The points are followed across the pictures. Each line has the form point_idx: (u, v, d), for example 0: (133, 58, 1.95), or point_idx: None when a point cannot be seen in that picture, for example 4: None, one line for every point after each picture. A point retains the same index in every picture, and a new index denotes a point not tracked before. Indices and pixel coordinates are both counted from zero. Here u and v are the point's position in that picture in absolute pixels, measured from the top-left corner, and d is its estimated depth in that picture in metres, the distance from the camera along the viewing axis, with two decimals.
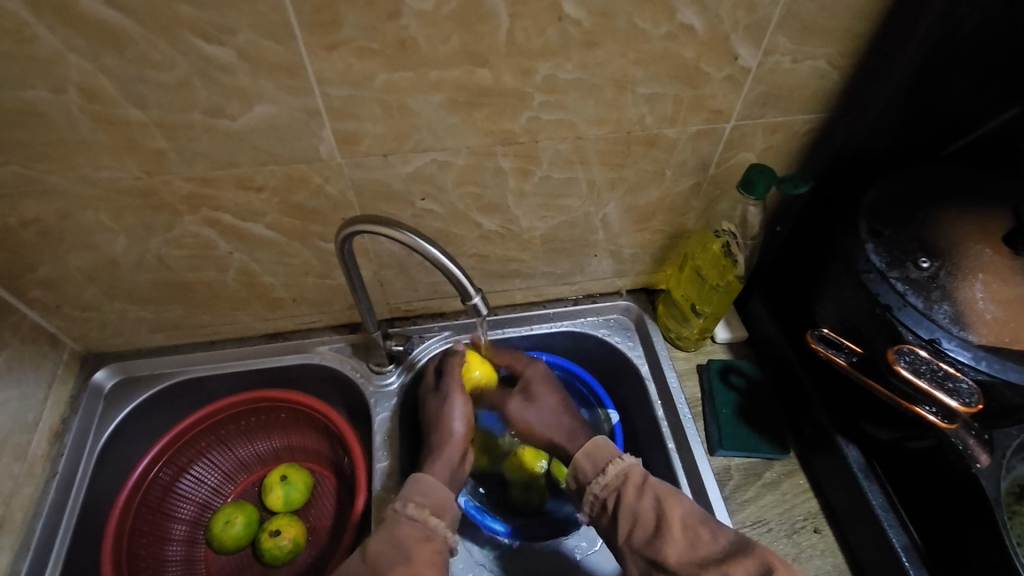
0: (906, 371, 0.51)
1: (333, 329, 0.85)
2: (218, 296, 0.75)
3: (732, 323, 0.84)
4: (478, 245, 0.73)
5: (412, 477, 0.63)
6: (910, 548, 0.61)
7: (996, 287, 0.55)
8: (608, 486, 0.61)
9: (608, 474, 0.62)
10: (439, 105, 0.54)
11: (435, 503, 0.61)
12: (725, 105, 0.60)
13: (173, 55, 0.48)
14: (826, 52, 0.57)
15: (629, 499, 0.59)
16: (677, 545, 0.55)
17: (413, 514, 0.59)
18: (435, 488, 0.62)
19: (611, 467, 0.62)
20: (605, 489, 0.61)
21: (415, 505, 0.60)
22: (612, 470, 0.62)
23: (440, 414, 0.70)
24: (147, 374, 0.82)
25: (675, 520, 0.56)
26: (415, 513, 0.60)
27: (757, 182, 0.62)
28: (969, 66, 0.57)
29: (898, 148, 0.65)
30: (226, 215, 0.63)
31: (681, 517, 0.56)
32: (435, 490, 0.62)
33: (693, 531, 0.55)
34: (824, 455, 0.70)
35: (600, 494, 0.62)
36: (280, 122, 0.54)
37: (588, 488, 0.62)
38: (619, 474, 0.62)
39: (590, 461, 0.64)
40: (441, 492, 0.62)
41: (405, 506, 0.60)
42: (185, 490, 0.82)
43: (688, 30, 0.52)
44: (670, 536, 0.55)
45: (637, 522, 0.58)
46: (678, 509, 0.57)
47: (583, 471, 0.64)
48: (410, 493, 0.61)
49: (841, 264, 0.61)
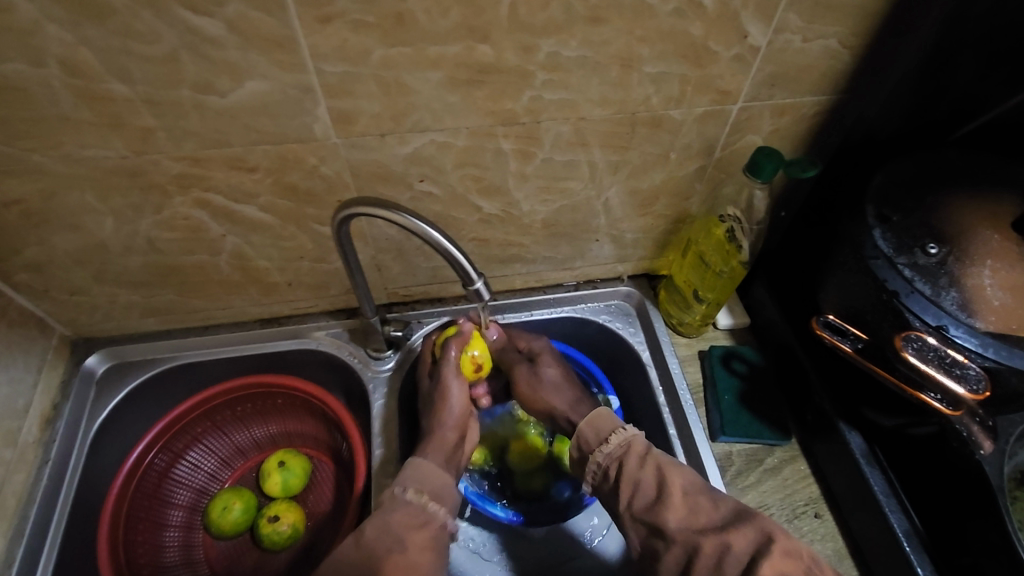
0: (913, 358, 0.51)
1: (329, 314, 0.84)
2: (211, 280, 0.73)
3: (734, 309, 0.83)
4: (478, 229, 0.72)
5: (408, 461, 0.63)
6: (911, 533, 0.60)
7: (1005, 273, 0.54)
8: (610, 455, 0.61)
9: (611, 443, 0.61)
10: (438, 83, 0.53)
11: (433, 489, 0.61)
12: (733, 86, 0.58)
13: (158, 27, 0.46)
14: (836, 31, 0.55)
15: (629, 468, 0.58)
16: (677, 510, 0.54)
17: (412, 498, 0.59)
18: (434, 475, 0.62)
19: (614, 437, 0.62)
20: (608, 457, 0.61)
21: (413, 490, 0.60)
22: (613, 441, 0.61)
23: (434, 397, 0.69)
24: (140, 359, 0.81)
25: (676, 487, 0.56)
26: (413, 498, 0.59)
27: (765, 165, 0.61)
28: (983, 47, 0.56)
29: (907, 131, 0.64)
30: (218, 196, 0.61)
31: (682, 484, 0.56)
32: (433, 475, 0.62)
33: (695, 500, 0.55)
34: (826, 441, 0.69)
35: (602, 463, 0.61)
36: (272, 99, 0.52)
37: (591, 457, 0.62)
38: (623, 443, 0.61)
39: (593, 431, 0.64)
40: (439, 478, 0.62)
41: (403, 491, 0.59)
42: (182, 476, 0.81)
43: (697, 6, 0.50)
44: (669, 503, 0.55)
45: (637, 490, 0.57)
46: (679, 476, 0.56)
47: (588, 443, 0.63)
48: (407, 479, 0.61)
49: (847, 250, 0.59)
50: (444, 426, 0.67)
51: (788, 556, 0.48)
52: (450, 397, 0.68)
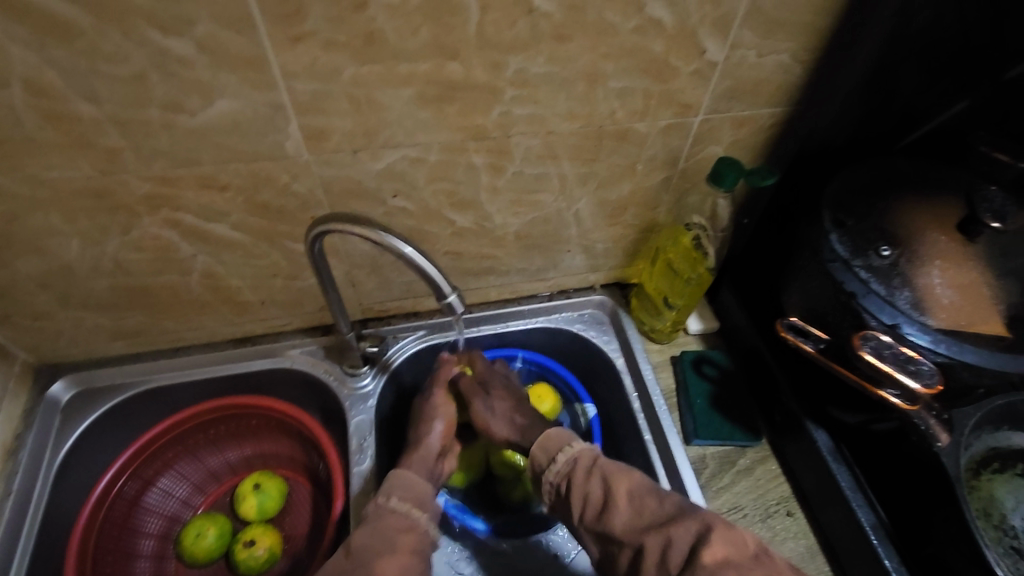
0: (870, 356, 0.53)
1: (303, 332, 0.83)
2: (181, 301, 0.72)
3: (703, 314, 0.85)
4: (451, 243, 0.72)
5: (391, 474, 0.63)
6: (877, 526, 0.62)
7: (953, 273, 0.57)
8: (559, 473, 0.61)
9: (558, 461, 0.62)
10: (409, 100, 0.54)
11: (415, 496, 0.60)
12: (694, 99, 0.61)
13: (127, 48, 0.46)
14: (788, 47, 0.58)
15: (578, 481, 0.59)
16: (623, 514, 0.55)
17: (396, 506, 0.59)
18: (418, 483, 0.62)
19: (560, 455, 0.62)
20: (559, 475, 0.61)
21: (397, 498, 0.59)
22: (561, 458, 0.62)
23: (422, 416, 0.71)
24: (108, 385, 0.79)
25: (620, 492, 0.56)
26: (397, 505, 0.59)
27: (726, 175, 0.63)
28: (922, 60, 0.60)
29: (858, 140, 0.67)
30: (188, 215, 0.61)
31: (626, 488, 0.56)
32: (415, 484, 0.62)
33: (640, 500, 0.55)
34: (794, 440, 0.71)
35: (554, 483, 0.62)
36: (243, 117, 0.52)
37: (543, 478, 0.63)
38: (569, 460, 0.61)
39: (543, 451, 0.64)
40: (421, 487, 0.62)
41: (387, 500, 0.59)
42: (152, 504, 0.79)
43: (656, 24, 0.52)
44: (616, 508, 0.55)
45: (587, 502, 0.58)
46: (625, 481, 0.57)
47: (539, 463, 0.64)
48: (390, 488, 0.61)
49: (807, 254, 0.63)
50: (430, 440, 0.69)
51: (728, 545, 0.48)
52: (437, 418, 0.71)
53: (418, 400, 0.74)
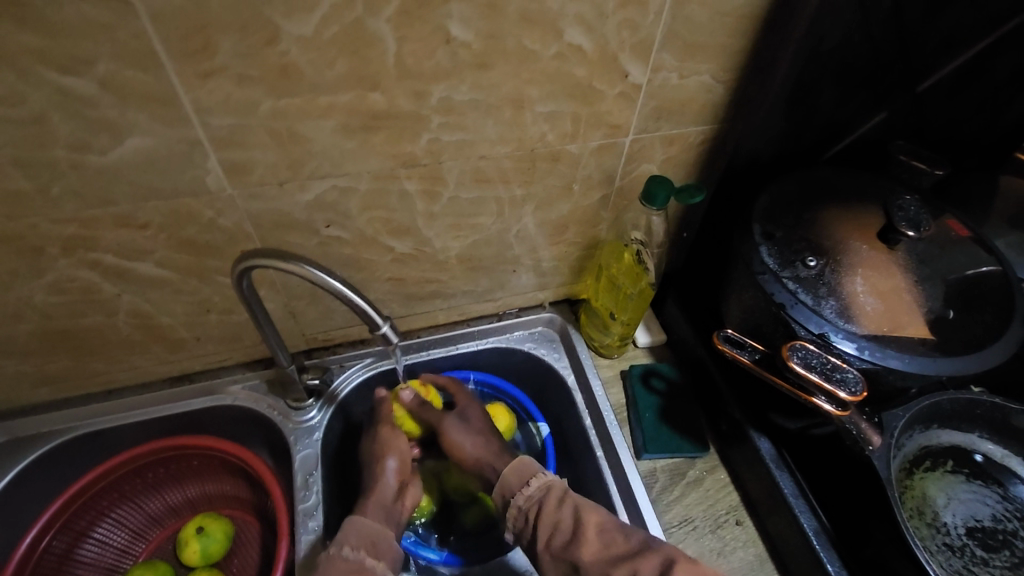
0: (799, 366, 0.54)
1: (245, 366, 0.80)
2: (109, 342, 0.69)
3: (651, 326, 0.86)
4: (392, 269, 0.71)
5: (346, 520, 0.60)
6: (820, 531, 0.63)
7: (875, 279, 0.59)
8: (531, 497, 0.61)
9: (531, 487, 0.61)
10: (332, 131, 0.53)
11: (370, 543, 0.58)
12: (622, 120, 0.62)
13: (23, 89, 0.44)
14: (708, 68, 0.60)
15: (548, 509, 0.58)
16: (592, 545, 0.54)
17: (349, 554, 0.56)
18: (373, 529, 0.60)
19: (534, 480, 0.62)
20: (529, 501, 0.61)
21: (351, 546, 0.57)
22: (534, 484, 0.62)
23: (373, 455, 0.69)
24: (34, 433, 0.74)
25: (592, 524, 0.56)
26: (351, 555, 0.56)
27: (657, 193, 0.64)
28: (837, 77, 0.62)
29: (785, 154, 0.69)
30: (108, 255, 0.58)
31: (597, 521, 0.56)
32: (371, 530, 0.60)
33: (610, 534, 0.55)
34: (740, 448, 0.72)
35: (523, 506, 0.61)
36: (157, 154, 0.50)
37: (511, 502, 0.61)
38: (542, 487, 0.61)
39: (516, 476, 0.63)
40: (376, 531, 0.60)
41: (340, 549, 0.57)
42: (86, 557, 0.75)
43: (577, 50, 0.53)
44: (586, 539, 0.55)
45: (555, 530, 0.57)
46: (596, 515, 0.57)
47: (509, 487, 0.63)
48: (344, 537, 0.58)
49: (740, 267, 0.64)
50: (384, 481, 0.66)
51: None
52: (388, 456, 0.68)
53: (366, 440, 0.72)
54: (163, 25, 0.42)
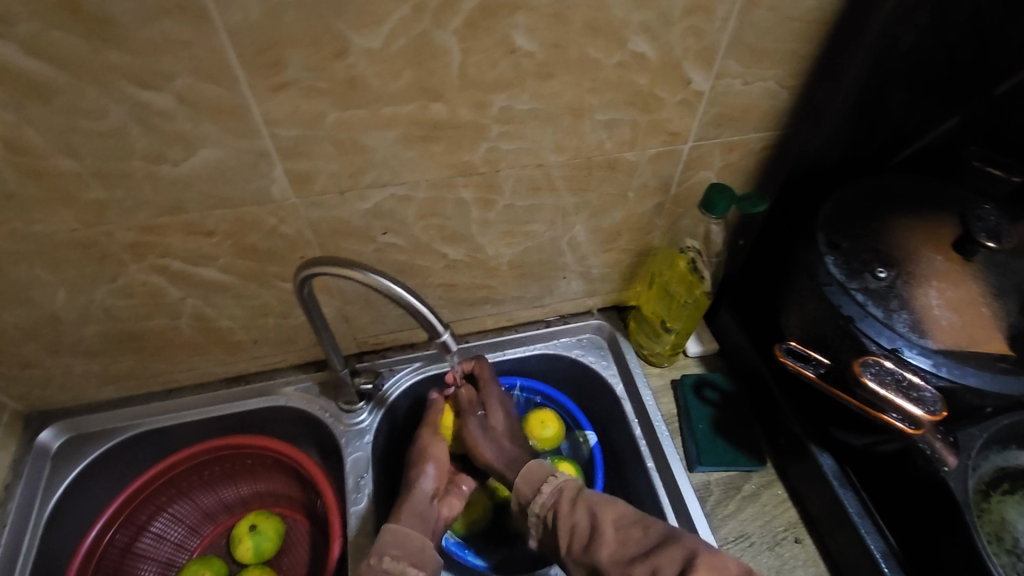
0: (872, 383, 0.52)
1: (298, 368, 0.82)
2: (172, 344, 0.71)
3: (703, 336, 0.84)
4: (444, 275, 0.72)
5: (385, 526, 0.60)
6: (888, 553, 0.61)
7: (950, 292, 0.56)
8: (545, 505, 0.60)
9: (543, 493, 0.60)
10: (394, 141, 0.53)
11: (410, 552, 0.59)
12: (682, 128, 0.60)
13: (106, 103, 0.45)
14: (773, 74, 0.58)
15: (563, 513, 0.58)
16: (610, 545, 0.54)
17: (389, 567, 0.57)
18: (412, 537, 0.60)
19: (545, 486, 0.61)
20: (544, 508, 0.60)
21: (391, 557, 0.58)
22: (545, 490, 0.60)
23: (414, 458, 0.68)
24: (98, 429, 0.77)
25: (608, 522, 0.55)
26: (391, 566, 0.57)
27: (717, 202, 0.63)
28: (910, 81, 0.59)
29: (850, 159, 0.67)
30: (175, 261, 0.60)
31: (613, 519, 0.56)
32: (412, 538, 0.60)
33: (626, 531, 0.55)
34: (799, 463, 0.70)
35: (540, 515, 0.60)
36: (227, 164, 0.52)
37: (528, 511, 0.61)
38: (555, 491, 0.60)
39: (527, 482, 0.62)
40: (416, 540, 0.60)
41: (381, 560, 0.57)
42: (145, 549, 0.78)
43: (640, 58, 0.52)
44: (602, 540, 0.55)
45: (575, 534, 0.56)
46: (611, 511, 0.56)
47: (522, 496, 0.62)
48: (383, 546, 0.59)
49: (803, 277, 0.62)
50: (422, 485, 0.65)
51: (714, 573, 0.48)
52: (429, 459, 0.67)
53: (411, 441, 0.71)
54: (239, 39, 0.43)
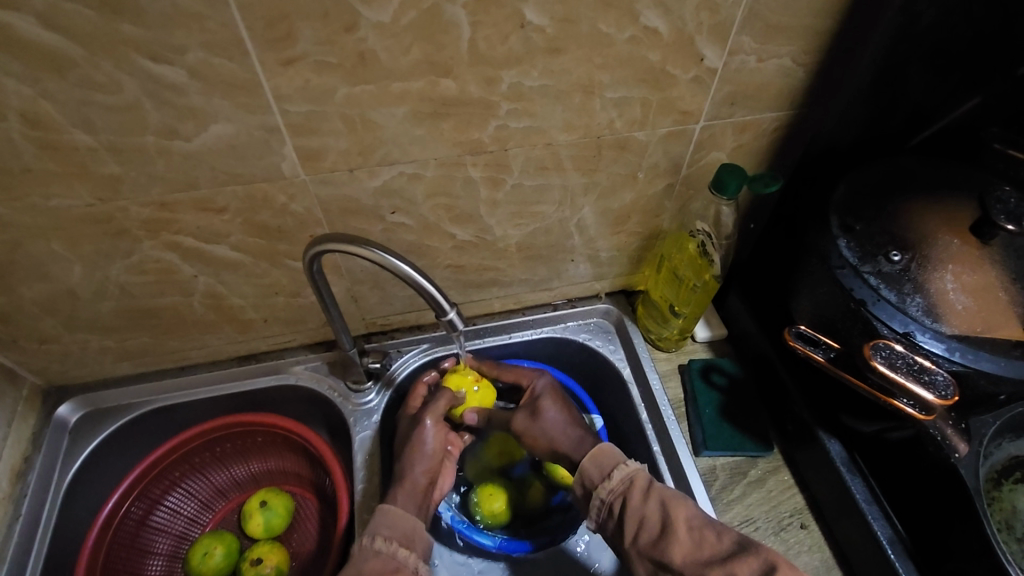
0: (882, 366, 0.51)
1: (308, 348, 0.83)
2: (185, 321, 0.72)
3: (711, 321, 0.84)
4: (453, 256, 0.72)
5: (379, 508, 0.61)
6: (894, 540, 0.61)
7: (967, 277, 0.55)
8: (613, 491, 0.59)
9: (613, 479, 0.59)
10: (403, 118, 0.53)
11: (402, 534, 0.59)
12: (694, 106, 0.60)
13: (120, 77, 0.46)
14: (789, 51, 0.57)
15: (633, 503, 0.56)
16: (683, 545, 0.52)
17: (382, 547, 0.57)
18: (405, 520, 0.60)
19: (616, 472, 0.60)
20: (612, 494, 0.59)
21: (383, 537, 0.58)
22: (616, 476, 0.59)
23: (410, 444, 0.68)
24: (115, 405, 0.79)
25: (680, 521, 0.53)
26: (383, 547, 0.57)
27: (728, 182, 0.62)
28: (929, 60, 0.58)
29: (866, 141, 0.66)
30: (188, 238, 0.61)
31: (686, 517, 0.53)
32: (403, 520, 0.60)
33: (699, 532, 0.52)
34: (807, 450, 0.70)
35: (606, 499, 0.59)
36: (238, 140, 0.52)
37: (594, 494, 0.60)
38: (625, 479, 0.59)
39: (596, 466, 0.62)
40: (410, 521, 0.61)
41: (372, 540, 0.58)
42: (160, 523, 0.79)
43: (652, 33, 0.51)
44: (675, 538, 0.52)
45: (644, 525, 0.55)
46: (683, 509, 0.54)
47: (589, 478, 0.61)
48: (377, 526, 0.59)
49: (815, 260, 0.61)
50: (416, 474, 0.66)
51: None
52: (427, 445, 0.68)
53: (404, 426, 0.71)
54: (250, 13, 0.43)
